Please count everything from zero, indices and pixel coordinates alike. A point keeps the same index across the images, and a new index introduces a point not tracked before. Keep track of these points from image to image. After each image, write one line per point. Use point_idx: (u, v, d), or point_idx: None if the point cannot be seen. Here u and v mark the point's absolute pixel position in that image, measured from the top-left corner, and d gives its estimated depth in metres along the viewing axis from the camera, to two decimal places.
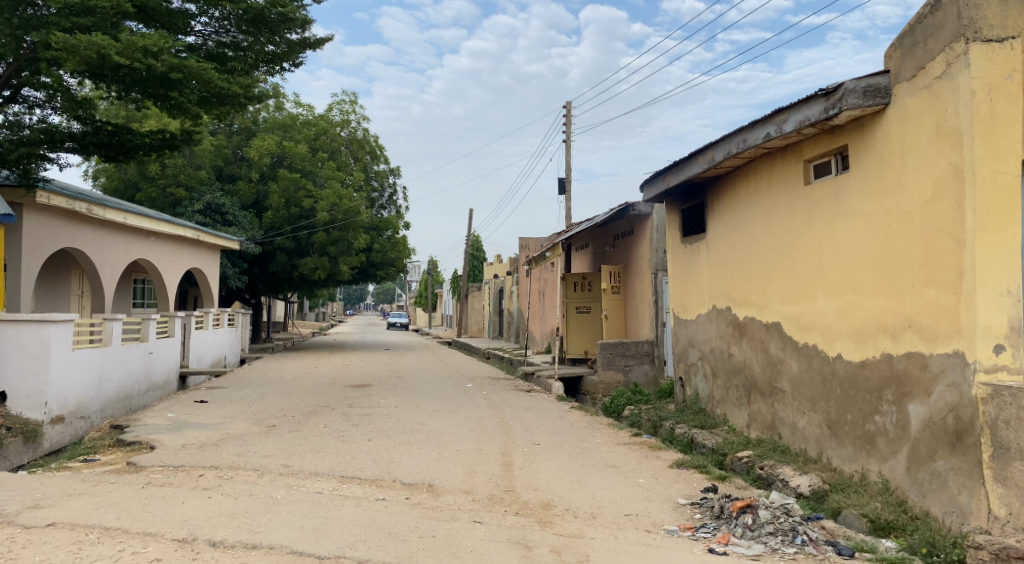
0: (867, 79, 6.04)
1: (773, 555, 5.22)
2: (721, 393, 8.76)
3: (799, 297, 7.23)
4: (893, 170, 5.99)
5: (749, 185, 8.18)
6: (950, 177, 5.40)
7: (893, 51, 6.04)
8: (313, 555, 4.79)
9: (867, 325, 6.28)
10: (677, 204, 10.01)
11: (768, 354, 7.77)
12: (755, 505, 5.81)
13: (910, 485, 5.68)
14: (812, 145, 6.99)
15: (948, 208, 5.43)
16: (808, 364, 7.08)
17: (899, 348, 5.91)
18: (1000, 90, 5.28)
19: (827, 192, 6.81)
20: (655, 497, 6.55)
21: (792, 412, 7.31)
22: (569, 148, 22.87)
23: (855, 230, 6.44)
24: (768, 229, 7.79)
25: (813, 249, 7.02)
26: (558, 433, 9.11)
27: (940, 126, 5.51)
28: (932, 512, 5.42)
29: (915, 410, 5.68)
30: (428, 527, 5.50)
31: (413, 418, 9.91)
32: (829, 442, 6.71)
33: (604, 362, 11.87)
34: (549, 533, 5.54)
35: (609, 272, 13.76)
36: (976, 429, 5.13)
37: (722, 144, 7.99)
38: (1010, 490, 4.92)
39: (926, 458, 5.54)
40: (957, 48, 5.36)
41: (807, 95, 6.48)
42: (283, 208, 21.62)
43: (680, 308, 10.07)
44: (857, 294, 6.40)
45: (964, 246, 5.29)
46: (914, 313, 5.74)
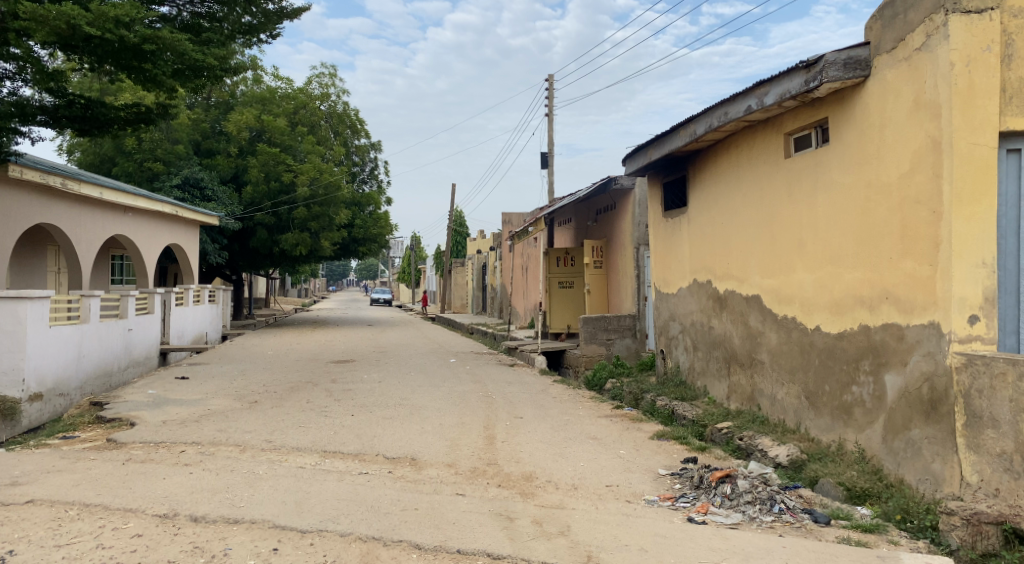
0: (848, 50, 6.03)
1: (751, 524, 5.32)
2: (702, 365, 8.84)
3: (779, 269, 7.28)
4: (872, 143, 6.02)
5: (729, 158, 8.17)
6: (929, 149, 5.43)
7: (872, 22, 6.05)
8: (295, 529, 4.81)
9: (845, 297, 6.35)
10: (659, 178, 10.00)
11: (748, 326, 7.83)
12: (734, 475, 5.92)
13: (887, 454, 5.80)
14: (793, 118, 6.99)
15: (926, 179, 5.46)
16: (787, 336, 7.15)
17: (876, 320, 5.99)
18: (979, 63, 5.27)
19: (808, 165, 6.83)
20: (635, 467, 6.63)
21: (771, 384, 7.39)
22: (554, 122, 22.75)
23: (834, 203, 6.48)
24: (749, 203, 7.80)
25: (791, 221, 7.08)
26: (539, 406, 9.16)
27: (919, 99, 5.54)
28: (907, 480, 5.54)
29: (892, 380, 5.78)
30: (411, 500, 5.54)
31: (395, 393, 9.91)
32: (807, 413, 6.81)
33: (585, 336, 11.87)
34: (531, 504, 5.60)
35: (592, 247, 13.72)
36: (950, 398, 5.23)
37: (704, 118, 7.95)
38: (982, 457, 5.06)
39: (902, 427, 5.65)
40: (937, 19, 5.35)
41: (787, 67, 6.47)
42: (263, 183, 21.46)
43: (661, 281, 10.12)
44: (836, 266, 6.45)
45: (941, 218, 5.34)
46: (892, 285, 5.81)
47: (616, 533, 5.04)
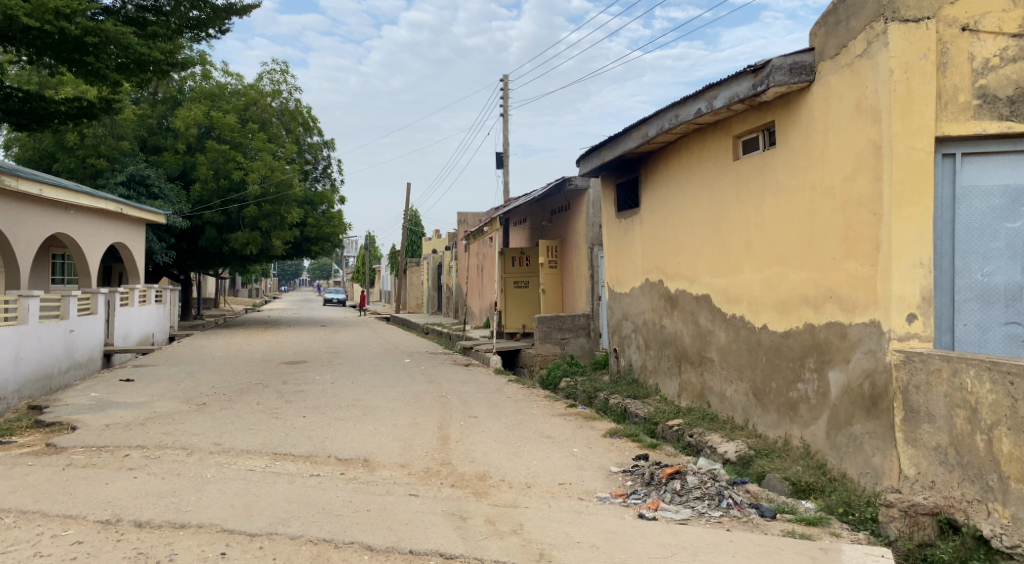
0: (793, 56, 6.20)
1: (700, 519, 5.42)
2: (653, 363, 8.97)
3: (727, 269, 7.43)
4: (816, 147, 6.20)
5: (680, 160, 8.30)
6: (870, 153, 5.62)
7: (816, 29, 6.21)
8: (244, 533, 4.73)
9: (790, 297, 6.53)
10: (612, 179, 10.11)
11: (698, 325, 7.97)
12: (684, 472, 6.07)
13: (830, 449, 6.00)
14: (740, 122, 7.14)
15: (867, 182, 5.65)
16: (735, 335, 7.31)
17: (820, 319, 6.17)
18: (916, 70, 5.43)
19: (755, 167, 6.99)
20: (588, 465, 6.70)
21: (720, 381, 7.54)
22: (508, 122, 22.83)
23: (780, 204, 6.65)
24: (699, 204, 7.95)
25: (739, 223, 7.24)
26: (493, 406, 9.17)
27: (860, 104, 5.72)
28: (849, 474, 5.74)
29: (835, 376, 5.97)
30: (363, 501, 5.49)
31: (348, 394, 9.80)
32: (754, 409, 6.98)
33: (540, 335, 11.93)
34: (484, 503, 5.61)
35: (547, 247, 13.80)
36: (890, 394, 5.44)
37: (655, 120, 8.06)
38: (919, 451, 5.26)
39: (844, 423, 5.85)
40: (877, 27, 5.52)
41: (736, 72, 6.60)
42: (211, 181, 21.09)
43: (615, 281, 10.23)
44: (782, 266, 6.63)
45: (881, 220, 5.53)
46: (835, 284, 6.00)
47: (568, 530, 5.09)
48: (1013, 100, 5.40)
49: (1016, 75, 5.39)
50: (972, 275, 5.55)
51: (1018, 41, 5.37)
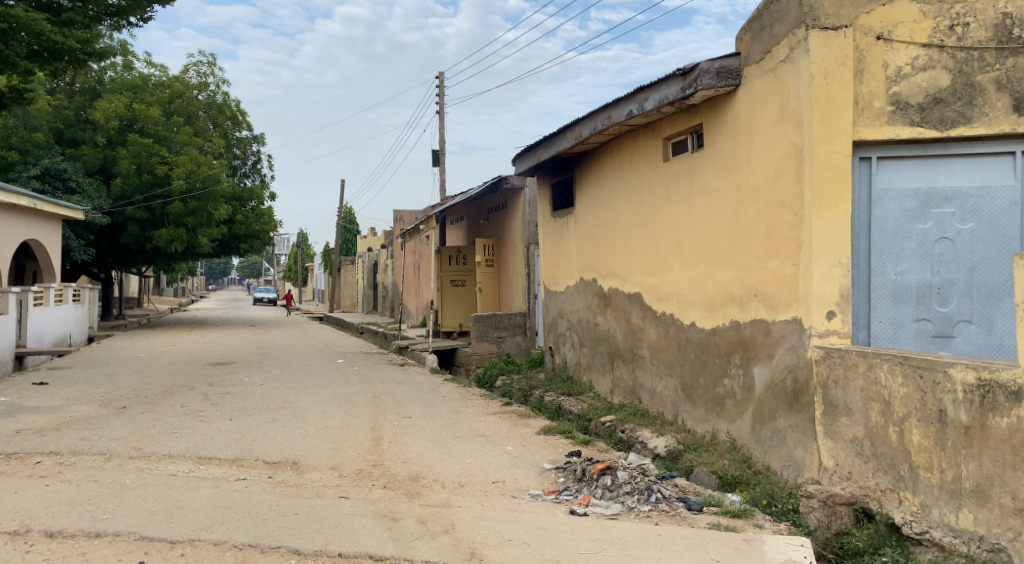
0: (721, 60, 6.36)
1: (630, 514, 5.49)
2: (587, 360, 9.07)
3: (658, 268, 7.57)
4: (741, 149, 6.36)
5: (613, 161, 8.41)
6: (792, 155, 5.80)
7: (742, 34, 6.38)
8: (164, 540, 4.57)
9: (718, 294, 6.69)
10: (547, 179, 10.17)
11: (630, 323, 8.09)
12: (614, 467, 6.16)
13: (755, 443, 6.17)
14: (671, 123, 7.28)
15: (790, 184, 5.83)
16: (666, 332, 7.46)
17: (745, 316, 6.35)
18: (835, 76, 5.60)
19: (684, 168, 7.13)
20: (521, 463, 6.72)
21: (651, 377, 7.68)
22: (444, 120, 22.78)
23: (708, 205, 6.80)
24: (631, 204, 8.06)
25: (669, 223, 7.38)
26: (428, 406, 9.11)
27: (783, 108, 5.89)
28: (773, 466, 5.92)
29: (759, 372, 6.15)
30: (291, 504, 5.37)
31: (278, 395, 9.58)
32: (683, 404, 7.14)
33: (477, 335, 11.92)
34: (416, 504, 5.56)
35: (483, 246, 13.80)
36: (810, 389, 5.62)
37: (589, 121, 8.14)
38: (837, 443, 5.45)
39: (768, 417, 6.04)
40: (799, 33, 5.69)
41: (665, 75, 6.73)
42: (133, 175, 20.30)
43: (550, 279, 10.29)
44: (710, 265, 6.78)
45: (803, 220, 5.71)
46: (759, 283, 6.18)
47: (500, 528, 5.09)
48: (924, 107, 5.58)
49: (926, 83, 5.57)
50: (887, 274, 5.78)
51: (928, 50, 5.54)
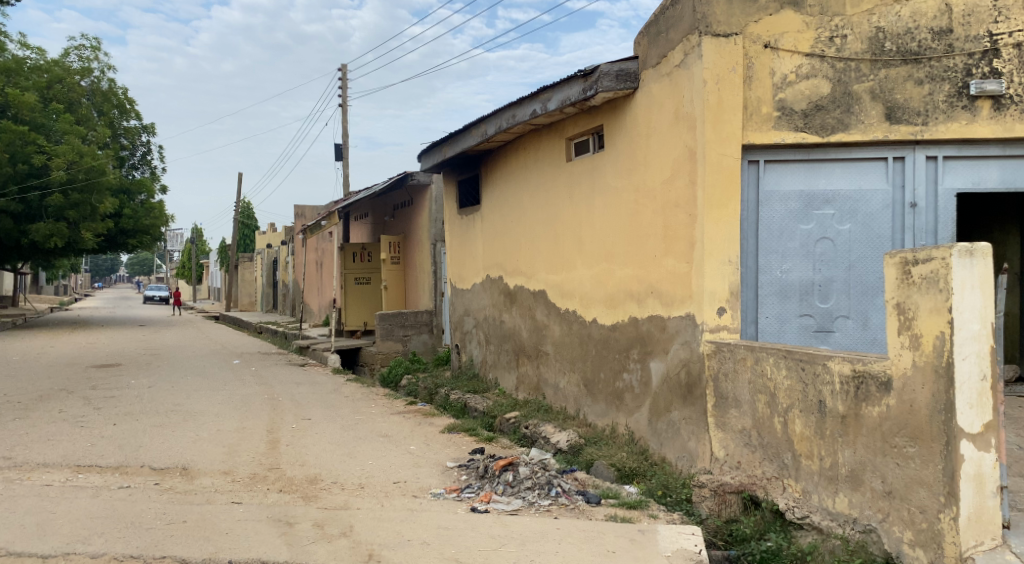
0: (620, 63, 6.51)
1: (530, 509, 5.54)
2: (493, 358, 9.12)
3: (561, 266, 7.68)
4: (639, 151, 6.53)
5: (518, 159, 8.46)
6: (686, 158, 5.99)
7: (640, 38, 6.54)
8: (34, 555, 4.27)
9: (617, 292, 6.85)
10: (453, 176, 10.13)
11: (534, 320, 8.18)
12: (517, 463, 6.21)
13: (651, 435, 6.42)
14: (573, 124, 7.39)
15: (684, 185, 6.02)
16: (568, 328, 7.58)
17: (643, 312, 6.53)
18: (726, 82, 5.81)
19: (586, 168, 7.25)
20: (424, 462, 6.67)
21: (554, 373, 7.79)
22: (347, 114, 22.40)
23: (608, 204, 6.95)
24: (535, 202, 8.14)
25: (572, 221, 7.49)
26: (329, 406, 8.90)
27: (678, 111, 6.08)
28: (668, 458, 6.18)
29: (655, 366, 6.36)
30: (179, 512, 5.13)
31: (168, 399, 9.13)
32: (585, 399, 7.29)
33: (381, 333, 11.80)
34: (313, 507, 5.42)
35: (389, 243, 13.64)
36: (703, 382, 5.86)
37: (493, 119, 8.17)
38: (727, 434, 5.69)
39: (664, 410, 6.27)
40: (692, 39, 5.88)
41: (567, 76, 6.82)
42: (6, 165, 18.90)
43: (456, 277, 10.27)
44: (610, 262, 6.94)
45: (696, 220, 5.90)
46: (656, 280, 6.36)
47: (400, 528, 5.03)
48: (806, 113, 5.87)
49: (809, 91, 5.86)
50: (773, 273, 6.06)
51: (810, 60, 5.83)
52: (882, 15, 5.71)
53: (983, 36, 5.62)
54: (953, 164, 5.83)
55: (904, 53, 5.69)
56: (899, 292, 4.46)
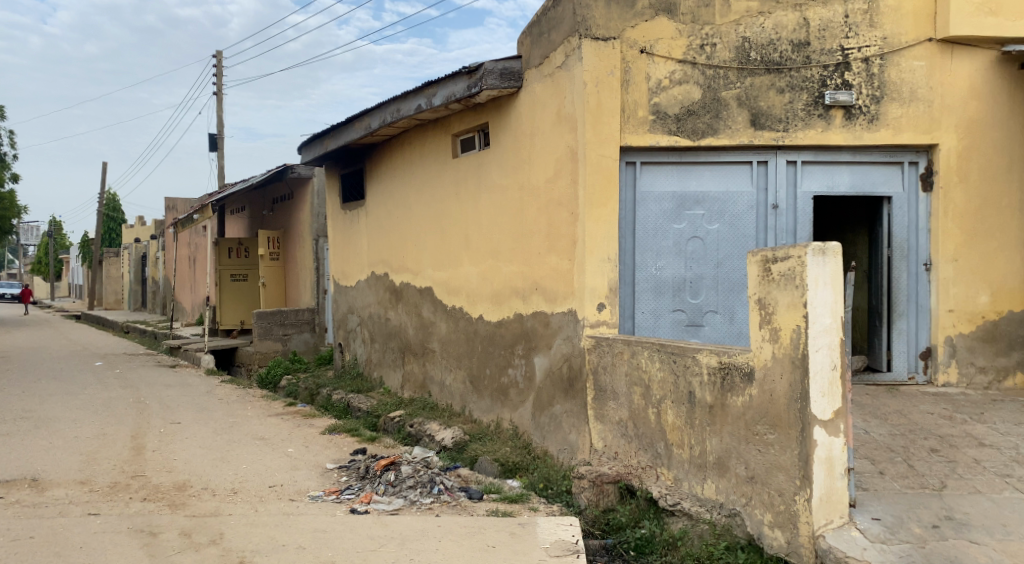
0: (503, 62, 6.55)
1: (411, 507, 5.47)
2: (378, 356, 8.98)
3: (447, 263, 7.65)
4: (523, 149, 6.60)
5: (403, 155, 8.36)
6: (568, 157, 6.10)
7: (523, 37, 6.61)
8: None
9: (503, 289, 6.90)
10: (337, 169, 9.89)
11: (420, 317, 8.12)
12: (399, 462, 6.19)
13: (534, 429, 6.55)
14: (458, 120, 7.38)
15: (566, 184, 6.13)
16: (454, 325, 7.57)
17: (528, 309, 6.62)
18: (605, 85, 5.96)
19: (471, 165, 7.26)
20: (302, 464, 6.48)
21: (440, 370, 7.77)
22: (223, 102, 21.42)
23: (494, 201, 6.98)
24: (421, 199, 8.08)
25: (457, 217, 7.48)
26: (203, 409, 8.48)
27: (560, 112, 6.19)
28: (550, 450, 6.32)
29: (539, 361, 6.48)
30: (26, 528, 4.73)
31: (18, 406, 8.40)
32: (470, 396, 7.31)
33: (259, 332, 11.42)
34: (179, 515, 5.14)
35: (267, 238, 13.15)
36: (583, 375, 6.02)
37: (377, 113, 8.03)
38: (606, 425, 5.85)
39: (547, 404, 6.41)
40: (573, 41, 5.99)
41: (451, 72, 6.79)
42: None
43: (340, 273, 10.05)
44: (496, 259, 6.98)
45: (577, 219, 6.03)
46: (540, 277, 6.46)
47: (274, 533, 4.86)
48: (679, 117, 6.11)
49: (682, 96, 6.11)
50: (649, 269, 6.29)
51: (683, 66, 6.09)
52: (747, 25, 6.06)
53: (835, 50, 6.02)
54: (810, 168, 6.23)
55: (768, 63, 6.05)
56: (761, 288, 4.59)
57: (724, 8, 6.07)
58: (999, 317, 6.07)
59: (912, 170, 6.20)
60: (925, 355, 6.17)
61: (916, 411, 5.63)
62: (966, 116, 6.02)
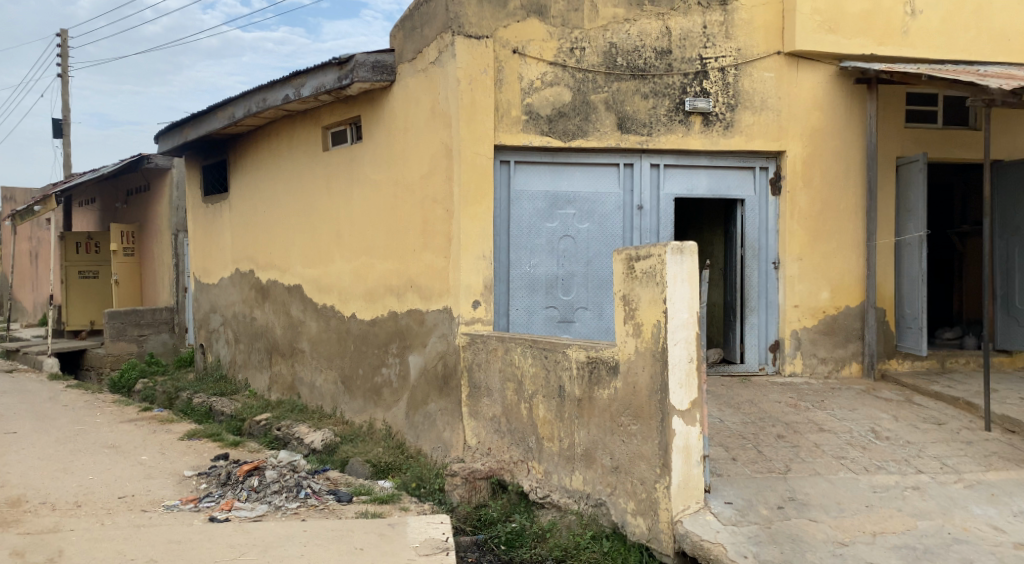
0: (375, 55, 6.44)
1: (276, 514, 5.25)
2: (243, 357, 8.61)
3: (318, 260, 7.43)
4: (397, 145, 6.51)
5: (271, 147, 8.04)
6: (442, 154, 6.07)
7: (395, 32, 6.52)
8: None
9: (377, 286, 6.78)
10: (198, 160, 9.39)
11: (289, 316, 7.84)
12: (263, 467, 5.91)
13: (408, 428, 6.49)
14: (329, 113, 7.19)
15: (441, 181, 6.10)
16: (325, 324, 7.36)
17: (402, 307, 6.53)
18: (478, 83, 5.98)
19: (343, 159, 7.08)
20: (156, 473, 6.09)
21: (310, 371, 7.54)
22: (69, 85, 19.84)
23: (367, 197, 6.84)
24: (291, 193, 7.79)
25: (329, 213, 7.29)
26: (44, 418, 7.79)
27: (434, 108, 6.14)
28: (423, 449, 6.28)
29: (414, 360, 6.41)
30: None
31: None
32: (342, 396, 7.14)
33: (111, 333, 10.68)
34: (11, 534, 4.69)
35: (121, 232, 12.32)
36: (458, 373, 6.02)
37: (242, 102, 7.67)
38: (480, 422, 5.89)
39: (421, 403, 6.35)
40: (446, 38, 5.97)
41: (321, 63, 6.59)
42: None
43: (202, 271, 9.54)
44: (369, 256, 6.84)
45: (452, 216, 6.01)
46: (415, 275, 6.40)
47: (122, 547, 4.53)
48: (551, 118, 6.23)
49: (553, 97, 6.23)
50: (523, 267, 6.37)
51: (554, 68, 6.21)
52: (614, 32, 6.26)
53: (695, 59, 6.33)
54: (673, 172, 6.53)
55: (633, 69, 6.29)
56: (626, 285, 4.72)
57: (593, 13, 6.24)
58: (838, 311, 6.59)
59: (762, 175, 6.62)
60: (774, 347, 6.62)
61: (766, 400, 6.02)
62: (809, 126, 6.48)
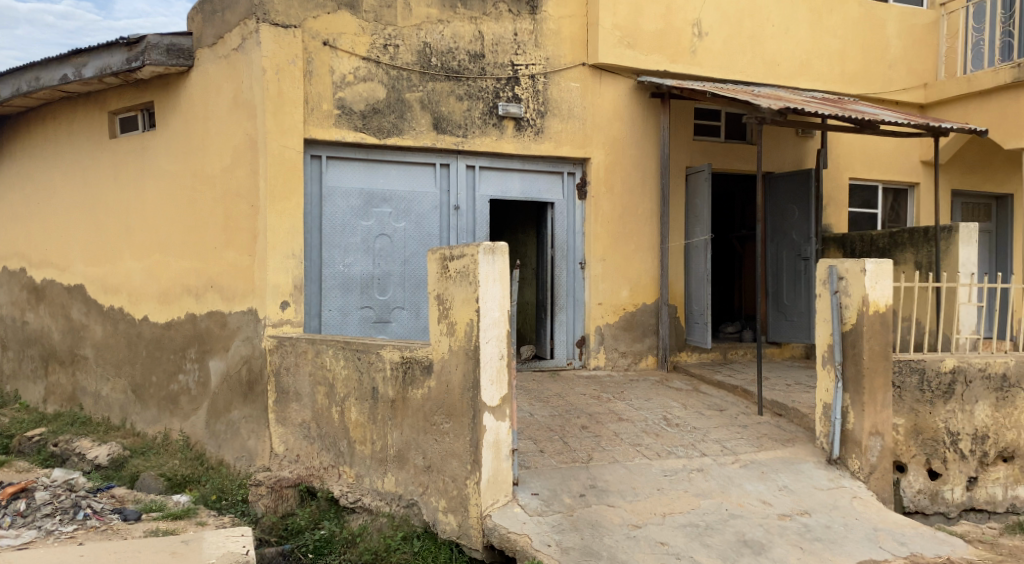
0: (170, 37, 5.99)
1: (47, 538, 4.65)
2: (13, 366, 7.68)
3: (105, 258, 6.78)
4: (195, 135, 6.09)
5: (48, 132, 7.24)
6: (246, 146, 5.76)
7: (193, 14, 6.11)
8: None
9: (173, 287, 6.29)
10: None
11: (69, 320, 7.08)
12: (31, 488, 5.27)
13: (208, 438, 6.08)
14: (117, 97, 6.60)
15: (244, 175, 5.78)
16: (113, 328, 6.72)
17: (201, 308, 6.12)
18: (286, 74, 5.73)
19: (134, 148, 6.52)
20: None
21: (94, 380, 6.85)
22: None
23: (162, 190, 6.34)
24: (71, 183, 7.05)
25: (117, 206, 6.67)
26: None
27: (237, 97, 5.82)
28: (225, 459, 5.93)
29: (214, 365, 6.03)
30: None
31: None
32: (133, 406, 6.56)
33: None
34: None
35: None
36: (264, 378, 5.73)
37: (11, 80, 6.84)
38: (287, 428, 5.63)
39: (223, 411, 5.98)
40: (250, 24, 5.68)
41: (106, 41, 6.02)
42: None
43: None
44: (164, 254, 6.34)
45: (257, 211, 5.70)
46: (215, 274, 6.02)
47: None
48: (364, 114, 6.11)
49: (366, 93, 6.12)
50: (336, 266, 6.19)
51: (366, 64, 6.10)
52: (427, 32, 6.28)
53: (506, 64, 6.50)
54: (487, 173, 6.64)
55: (447, 70, 6.34)
56: (440, 285, 4.72)
57: (405, 11, 6.21)
58: (636, 308, 7.04)
59: (570, 179, 6.93)
60: (580, 343, 6.94)
61: (572, 393, 6.30)
62: (611, 135, 6.88)
